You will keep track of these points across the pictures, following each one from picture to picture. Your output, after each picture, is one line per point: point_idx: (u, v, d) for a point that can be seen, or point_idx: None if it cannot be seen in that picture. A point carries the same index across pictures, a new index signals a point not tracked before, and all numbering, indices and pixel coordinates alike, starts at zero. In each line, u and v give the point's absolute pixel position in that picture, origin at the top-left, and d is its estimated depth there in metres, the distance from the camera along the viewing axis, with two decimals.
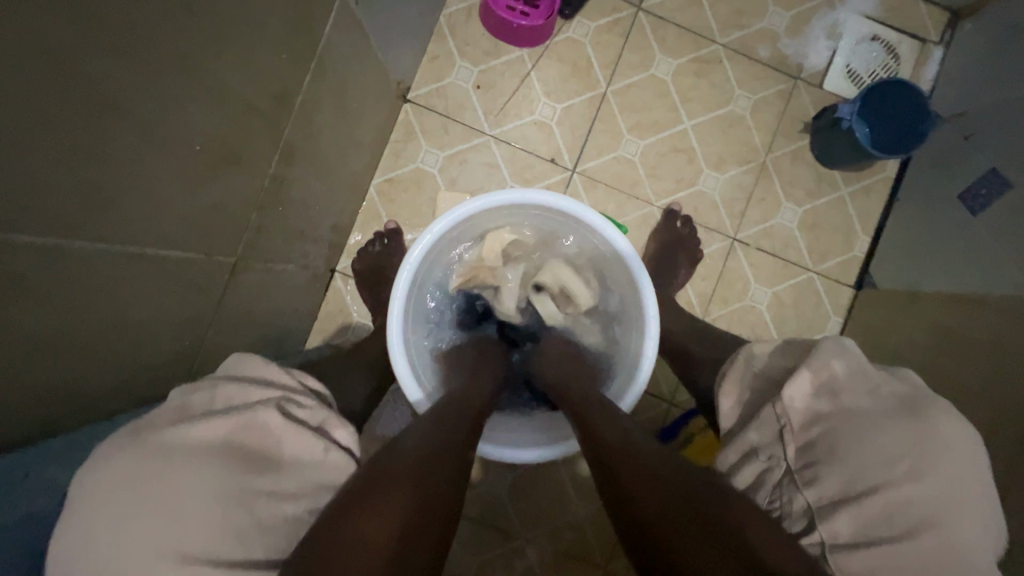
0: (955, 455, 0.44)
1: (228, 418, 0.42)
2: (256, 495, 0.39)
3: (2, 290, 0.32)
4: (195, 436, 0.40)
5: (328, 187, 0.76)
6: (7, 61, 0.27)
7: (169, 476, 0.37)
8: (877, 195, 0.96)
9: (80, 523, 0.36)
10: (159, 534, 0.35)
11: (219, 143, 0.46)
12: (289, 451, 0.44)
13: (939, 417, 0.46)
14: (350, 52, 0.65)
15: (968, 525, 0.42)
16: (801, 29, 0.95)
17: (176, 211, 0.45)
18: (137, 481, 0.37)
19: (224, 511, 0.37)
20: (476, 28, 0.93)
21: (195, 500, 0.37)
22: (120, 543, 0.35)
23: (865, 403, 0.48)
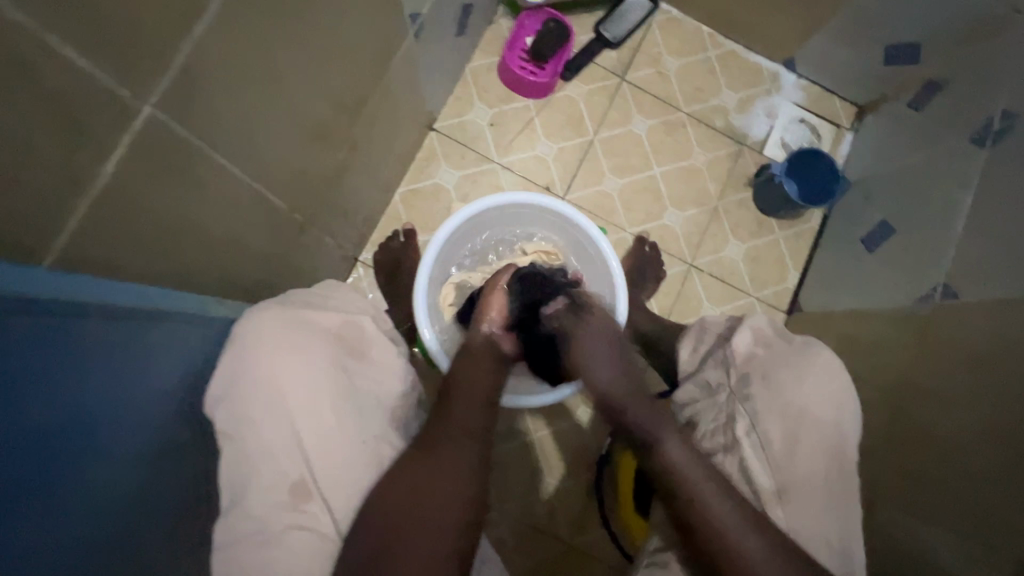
0: (833, 374, 0.65)
1: (336, 314, 0.63)
2: (351, 371, 0.59)
3: (190, 183, 0.47)
4: (318, 319, 0.61)
5: (370, 184, 0.93)
6: (238, 35, 0.44)
7: (302, 340, 0.58)
8: (805, 239, 1.19)
9: (250, 357, 0.55)
10: (295, 381, 0.55)
11: (318, 122, 0.64)
12: (370, 350, 0.63)
13: (832, 360, 0.66)
14: (405, 81, 0.85)
15: (841, 421, 0.63)
16: (746, 108, 1.21)
17: (281, 163, 0.61)
18: (286, 341, 0.57)
19: (334, 373, 0.57)
20: (493, 79, 1.16)
21: (316, 363, 0.57)
22: (273, 380, 0.54)
23: (785, 349, 0.68)
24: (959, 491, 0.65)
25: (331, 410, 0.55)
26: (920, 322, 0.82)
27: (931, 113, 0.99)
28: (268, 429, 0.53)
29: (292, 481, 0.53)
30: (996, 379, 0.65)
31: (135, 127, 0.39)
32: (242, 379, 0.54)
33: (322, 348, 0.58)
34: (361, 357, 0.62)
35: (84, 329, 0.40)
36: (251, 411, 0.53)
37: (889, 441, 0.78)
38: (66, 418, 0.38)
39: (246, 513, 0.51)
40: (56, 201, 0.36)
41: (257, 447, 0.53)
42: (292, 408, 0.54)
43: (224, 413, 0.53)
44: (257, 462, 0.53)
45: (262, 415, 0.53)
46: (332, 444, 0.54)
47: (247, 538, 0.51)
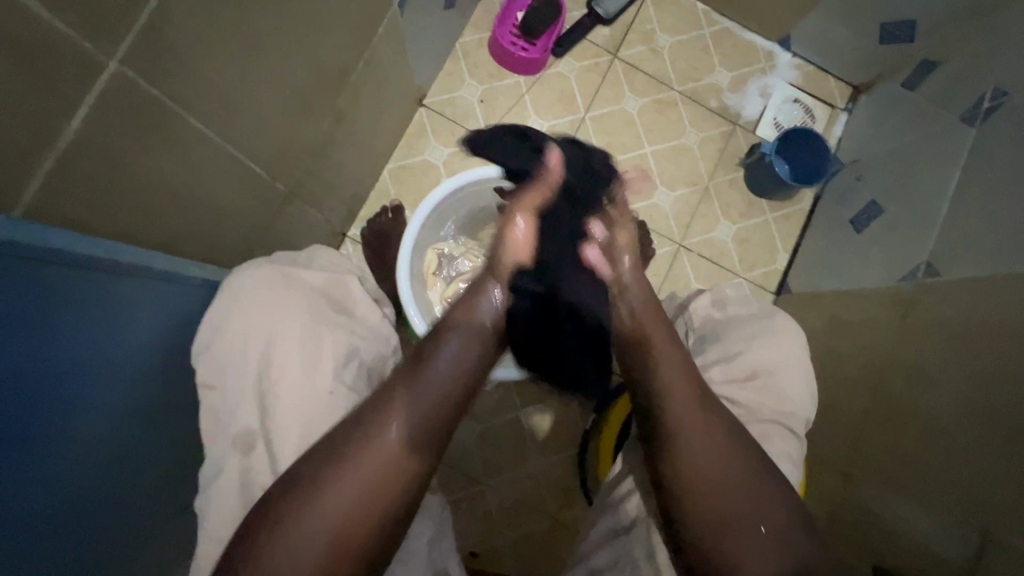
0: (789, 336, 0.68)
1: (321, 272, 0.65)
2: (331, 326, 0.60)
3: (162, 145, 0.48)
4: (306, 277, 0.63)
5: (358, 159, 0.93)
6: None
7: (282, 292, 0.60)
8: (795, 221, 1.18)
9: (227, 306, 0.57)
10: (264, 332, 0.57)
11: (299, 90, 0.63)
12: (355, 309, 0.65)
13: (785, 323, 0.69)
14: (392, 54, 0.84)
15: (792, 382, 0.66)
16: (739, 87, 1.20)
17: (260, 130, 0.61)
18: (269, 292, 0.59)
19: (309, 327, 0.58)
20: (484, 55, 1.15)
21: (289, 318, 0.58)
22: (247, 329, 0.57)
23: (741, 312, 0.72)
24: (931, 464, 0.66)
25: (300, 362, 0.57)
26: (903, 300, 0.82)
27: (925, 92, 0.98)
28: (245, 377, 0.56)
29: (251, 429, 0.55)
30: (975, 355, 0.65)
31: (100, 83, 0.39)
32: (221, 332, 0.57)
33: (303, 302, 0.60)
34: (346, 314, 0.64)
35: (62, 276, 0.41)
36: (235, 362, 0.56)
37: (866, 417, 0.79)
38: (31, 366, 0.39)
39: (212, 457, 0.55)
40: (21, 153, 0.36)
41: (234, 396, 0.56)
42: (272, 359, 0.56)
43: (209, 364, 0.56)
44: (231, 408, 0.55)
45: (234, 366, 0.56)
46: (294, 397, 0.56)
47: (215, 480, 0.55)
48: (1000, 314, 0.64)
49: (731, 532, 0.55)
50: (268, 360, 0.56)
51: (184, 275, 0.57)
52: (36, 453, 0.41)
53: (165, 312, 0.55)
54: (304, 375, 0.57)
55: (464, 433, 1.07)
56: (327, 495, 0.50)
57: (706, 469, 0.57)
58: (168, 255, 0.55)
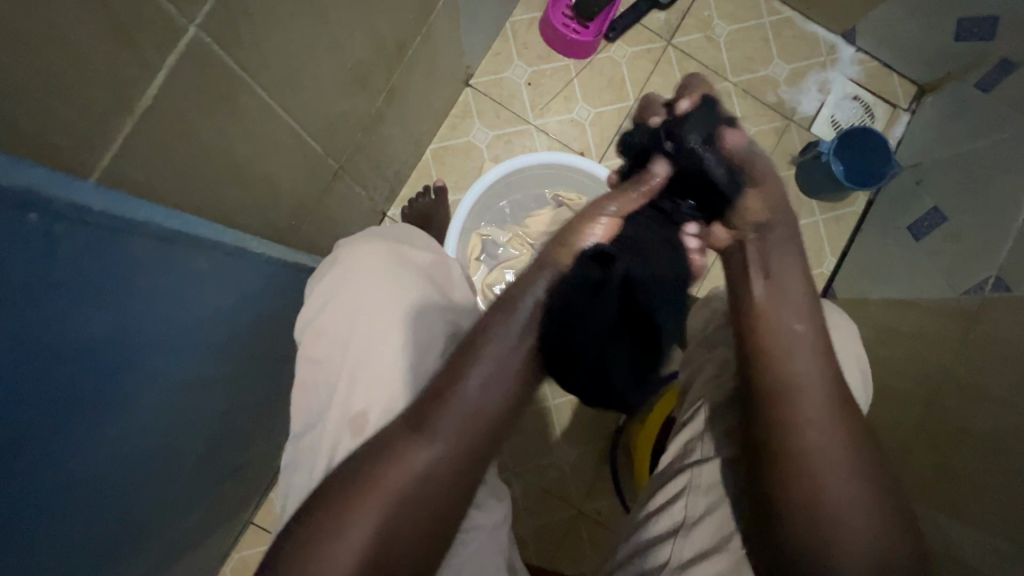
0: (841, 328, 0.65)
1: (426, 253, 0.64)
2: (434, 309, 0.58)
3: (227, 115, 0.47)
4: (412, 255, 0.62)
5: (405, 137, 0.91)
6: None
7: (386, 271, 0.58)
8: (846, 224, 1.14)
9: (341, 275, 0.58)
10: (366, 314, 0.56)
11: (358, 63, 0.62)
12: (454, 295, 0.64)
13: (835, 319, 0.66)
14: (446, 30, 0.81)
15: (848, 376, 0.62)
16: (797, 81, 1.15)
17: (319, 102, 0.59)
18: (375, 268, 0.58)
19: (410, 309, 0.57)
20: (534, 36, 1.11)
21: (388, 301, 0.56)
22: (354, 311, 0.56)
23: None
24: (989, 487, 0.63)
25: (398, 343, 0.55)
26: (965, 315, 0.78)
27: (1002, 94, 0.92)
28: (352, 350, 0.56)
29: (353, 412, 0.54)
30: None
31: (178, 48, 0.38)
32: (332, 302, 0.57)
33: (406, 282, 0.58)
34: (447, 298, 0.62)
35: (137, 246, 0.41)
36: (340, 334, 0.56)
37: (920, 432, 0.76)
38: (102, 333, 0.39)
39: (318, 440, 0.55)
40: (100, 119, 0.36)
41: (342, 370, 0.55)
42: (371, 336, 0.55)
43: (313, 338, 0.58)
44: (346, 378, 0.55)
45: (337, 344, 0.56)
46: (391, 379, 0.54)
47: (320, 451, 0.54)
48: None
49: (822, 520, 0.48)
50: (381, 332, 0.56)
51: (246, 249, 0.56)
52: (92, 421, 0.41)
53: (231, 286, 0.55)
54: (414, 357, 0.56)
55: None
56: (353, 506, 0.45)
57: (816, 478, 0.48)
58: (231, 229, 0.55)
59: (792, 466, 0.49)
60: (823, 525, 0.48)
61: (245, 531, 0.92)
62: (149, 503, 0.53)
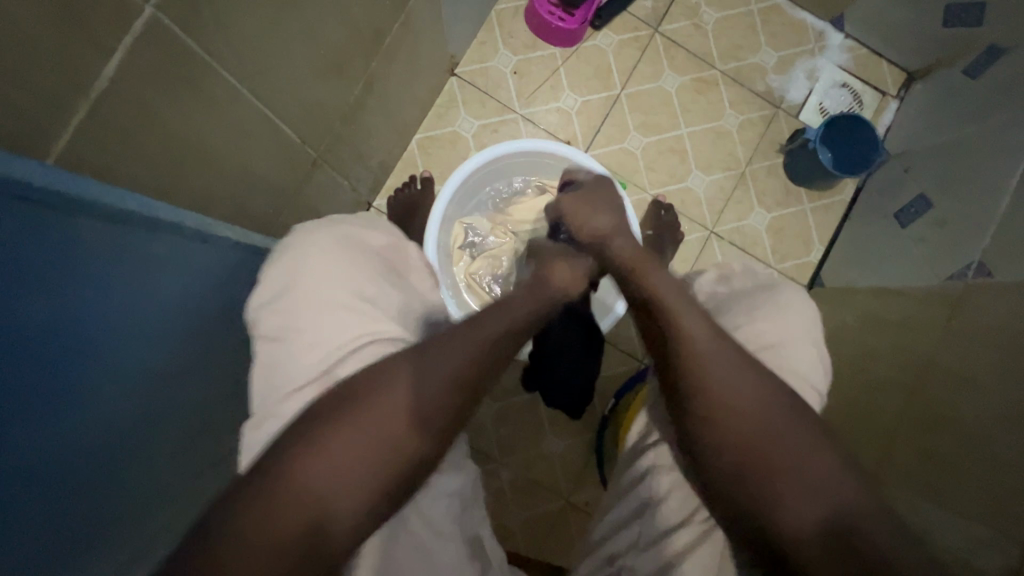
0: (792, 306, 0.64)
1: (384, 236, 0.63)
2: (391, 290, 0.59)
3: (193, 99, 0.46)
4: (369, 239, 0.62)
5: (388, 127, 0.91)
6: None
7: (344, 253, 0.58)
8: (834, 212, 1.14)
9: (299, 256, 0.56)
10: (326, 286, 0.55)
11: (333, 50, 0.61)
12: (410, 282, 0.64)
13: (790, 296, 0.65)
14: (427, 18, 0.81)
15: (798, 354, 0.61)
16: (786, 68, 1.14)
17: (294, 89, 0.58)
18: (335, 249, 0.57)
19: (370, 284, 0.57)
20: (519, 25, 1.10)
21: (349, 276, 0.56)
22: (312, 286, 0.55)
23: (745, 285, 0.69)
24: (970, 472, 0.63)
25: (363, 312, 0.55)
26: (948, 301, 0.78)
27: (989, 80, 0.92)
28: (319, 325, 0.54)
29: (315, 377, 0.52)
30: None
31: (136, 29, 0.38)
32: (295, 282, 0.55)
33: (367, 261, 0.59)
34: (403, 282, 0.62)
35: (90, 229, 0.40)
36: (302, 310, 0.54)
37: (902, 418, 0.76)
38: (65, 318, 0.39)
39: (276, 411, 0.51)
40: (55, 102, 0.35)
41: (310, 346, 0.53)
42: (334, 305, 0.54)
43: (268, 315, 0.55)
44: (317, 352, 0.53)
45: (296, 316, 0.54)
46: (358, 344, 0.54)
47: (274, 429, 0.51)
48: None
49: (782, 499, 0.47)
50: (359, 307, 0.55)
51: (214, 234, 0.55)
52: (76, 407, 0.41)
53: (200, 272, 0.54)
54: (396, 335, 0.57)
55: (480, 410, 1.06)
56: (298, 482, 0.42)
57: (763, 458, 0.49)
58: (200, 214, 0.54)
59: (731, 452, 0.50)
60: (784, 504, 0.47)
61: None
62: None
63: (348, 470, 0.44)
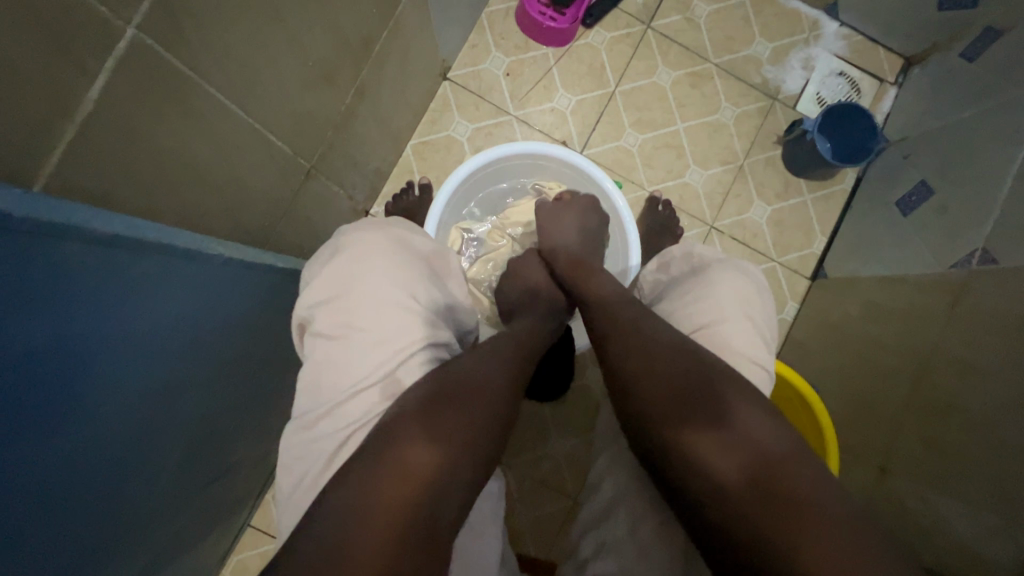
0: (719, 281, 0.64)
1: (427, 242, 0.65)
2: (442, 296, 0.61)
3: (180, 117, 0.46)
4: (415, 244, 0.63)
5: (381, 134, 0.91)
6: None
7: (400, 259, 0.59)
8: (835, 202, 1.13)
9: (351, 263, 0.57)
10: (393, 291, 0.56)
11: (321, 60, 0.61)
12: (451, 286, 0.65)
13: (719, 275, 0.65)
14: (416, 23, 0.80)
15: (726, 328, 0.61)
16: (781, 59, 1.13)
17: (282, 101, 0.58)
18: (391, 255, 0.58)
19: (428, 292, 0.58)
20: (510, 26, 1.10)
21: (410, 283, 0.57)
22: (377, 290, 0.56)
23: (682, 269, 0.70)
24: (979, 463, 0.62)
25: (425, 319, 0.57)
26: (953, 289, 0.77)
27: (988, 63, 0.91)
28: (383, 330, 0.54)
29: (382, 383, 0.52)
30: None
31: (118, 50, 0.38)
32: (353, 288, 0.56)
33: (420, 267, 0.60)
34: (446, 286, 0.64)
35: (88, 255, 0.40)
36: (368, 310, 0.54)
37: (909, 409, 0.75)
38: (58, 343, 0.39)
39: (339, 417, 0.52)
40: (40, 128, 0.36)
41: (373, 352, 0.53)
42: (402, 312, 0.55)
43: (326, 315, 0.55)
44: (384, 350, 0.53)
45: (359, 319, 0.54)
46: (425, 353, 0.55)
47: (346, 429, 0.51)
48: None
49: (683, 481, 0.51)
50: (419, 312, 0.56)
51: (204, 250, 0.54)
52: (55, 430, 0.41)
53: (193, 289, 0.54)
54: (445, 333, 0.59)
55: None
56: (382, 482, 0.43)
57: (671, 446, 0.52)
58: (195, 232, 0.54)
59: (643, 442, 0.55)
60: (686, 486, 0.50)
61: (242, 533, 0.93)
62: (125, 512, 0.53)
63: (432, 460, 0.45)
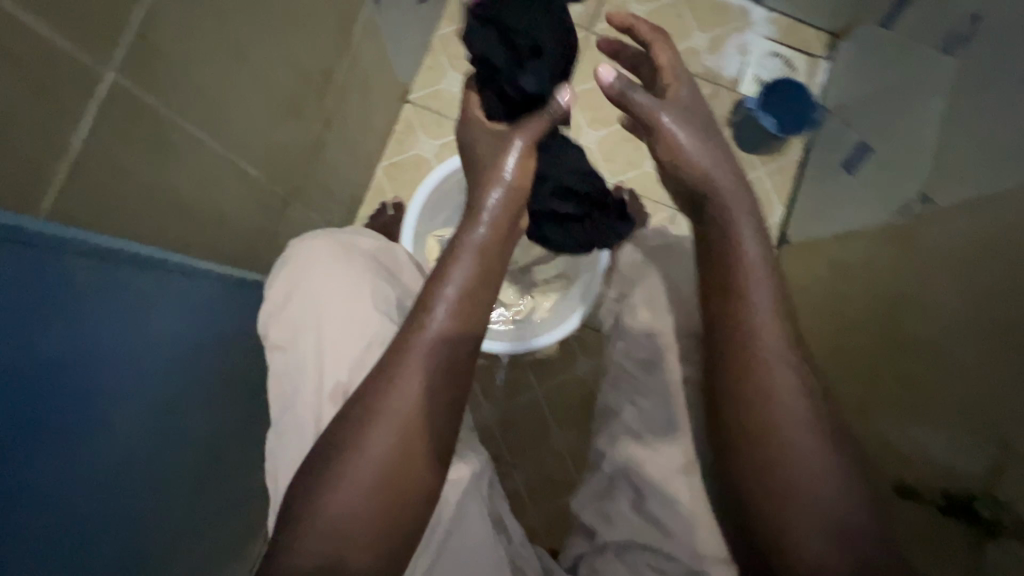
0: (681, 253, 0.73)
1: (369, 238, 0.65)
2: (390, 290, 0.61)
3: (161, 152, 0.50)
4: (358, 242, 0.63)
5: (351, 159, 0.95)
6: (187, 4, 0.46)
7: (336, 261, 0.59)
8: (789, 173, 1.19)
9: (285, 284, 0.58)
10: (333, 295, 0.57)
11: (286, 92, 0.65)
12: (404, 278, 0.66)
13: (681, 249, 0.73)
14: (371, 51, 0.85)
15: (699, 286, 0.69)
16: (718, 47, 1.21)
17: (253, 133, 0.62)
18: (325, 261, 0.59)
19: (372, 287, 0.58)
20: (462, 46, 1.16)
21: (349, 283, 0.57)
22: (315, 299, 0.57)
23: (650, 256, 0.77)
24: None
25: (370, 314, 0.57)
26: (901, 234, 0.82)
27: (903, 28, 0.98)
28: (327, 334, 0.56)
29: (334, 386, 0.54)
30: (976, 274, 0.65)
31: (100, 93, 0.42)
32: (292, 298, 0.57)
33: (362, 264, 0.60)
34: (396, 278, 0.64)
35: (82, 271, 0.43)
36: (319, 321, 0.56)
37: (879, 351, 0.80)
38: (61, 353, 0.41)
39: (300, 423, 0.54)
40: (35, 170, 0.39)
41: (319, 357, 0.55)
42: (342, 315, 0.56)
43: (277, 327, 0.57)
44: (338, 358, 0.55)
45: (303, 329, 0.56)
46: (370, 348, 0.55)
47: (312, 432, 0.53)
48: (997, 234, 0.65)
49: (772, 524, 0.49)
50: (362, 310, 0.57)
51: (196, 268, 0.58)
52: (70, 441, 0.43)
53: (184, 304, 0.57)
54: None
55: (485, 416, 1.09)
56: (319, 507, 0.46)
57: (778, 487, 0.49)
58: (185, 255, 0.57)
59: (741, 475, 0.51)
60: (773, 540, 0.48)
61: None
62: (142, 541, 0.55)
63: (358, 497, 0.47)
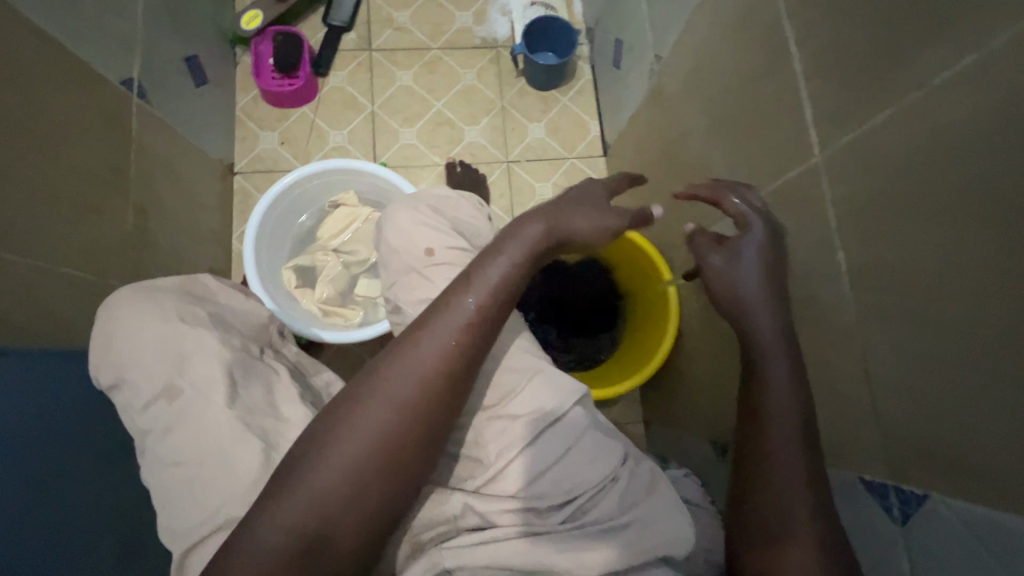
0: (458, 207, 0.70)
1: (176, 278, 0.63)
2: (204, 309, 0.60)
3: None
4: (163, 282, 0.62)
5: (192, 238, 1.02)
6: None
7: (142, 300, 0.57)
8: (587, 92, 1.33)
9: (104, 338, 0.56)
10: (141, 328, 0.55)
11: (79, 198, 0.72)
12: (221, 300, 0.65)
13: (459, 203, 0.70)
14: (163, 142, 0.94)
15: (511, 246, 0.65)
16: (483, 18, 1.35)
17: (59, 242, 0.69)
18: (130, 304, 0.57)
19: (179, 309, 0.58)
20: (264, 107, 1.25)
21: (155, 312, 0.56)
22: (126, 337, 0.54)
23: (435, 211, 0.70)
24: None
25: (182, 332, 0.55)
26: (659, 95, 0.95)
27: None
28: (150, 361, 0.53)
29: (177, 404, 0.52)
30: (699, 94, 0.77)
31: None
32: (111, 347, 0.55)
33: (166, 295, 0.59)
34: (211, 301, 0.63)
35: None
36: (136, 353, 0.54)
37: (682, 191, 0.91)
38: None
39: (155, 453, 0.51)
40: None
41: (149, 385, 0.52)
42: (155, 341, 0.54)
43: (106, 370, 0.55)
44: (169, 363, 0.53)
45: (126, 366, 0.53)
46: (195, 361, 0.54)
47: (167, 459, 0.50)
48: (695, 58, 0.77)
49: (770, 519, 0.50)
50: (179, 329, 0.55)
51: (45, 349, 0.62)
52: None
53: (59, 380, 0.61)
54: (234, 334, 0.60)
55: None
56: (301, 489, 0.43)
57: (775, 465, 0.52)
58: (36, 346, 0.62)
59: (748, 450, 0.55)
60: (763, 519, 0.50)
61: None
62: None
63: (345, 479, 0.44)
